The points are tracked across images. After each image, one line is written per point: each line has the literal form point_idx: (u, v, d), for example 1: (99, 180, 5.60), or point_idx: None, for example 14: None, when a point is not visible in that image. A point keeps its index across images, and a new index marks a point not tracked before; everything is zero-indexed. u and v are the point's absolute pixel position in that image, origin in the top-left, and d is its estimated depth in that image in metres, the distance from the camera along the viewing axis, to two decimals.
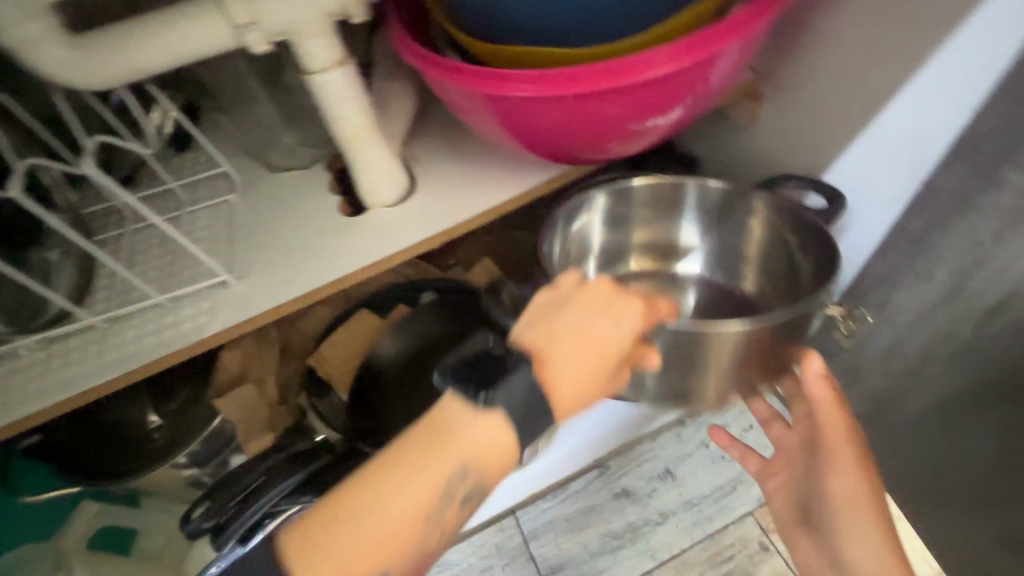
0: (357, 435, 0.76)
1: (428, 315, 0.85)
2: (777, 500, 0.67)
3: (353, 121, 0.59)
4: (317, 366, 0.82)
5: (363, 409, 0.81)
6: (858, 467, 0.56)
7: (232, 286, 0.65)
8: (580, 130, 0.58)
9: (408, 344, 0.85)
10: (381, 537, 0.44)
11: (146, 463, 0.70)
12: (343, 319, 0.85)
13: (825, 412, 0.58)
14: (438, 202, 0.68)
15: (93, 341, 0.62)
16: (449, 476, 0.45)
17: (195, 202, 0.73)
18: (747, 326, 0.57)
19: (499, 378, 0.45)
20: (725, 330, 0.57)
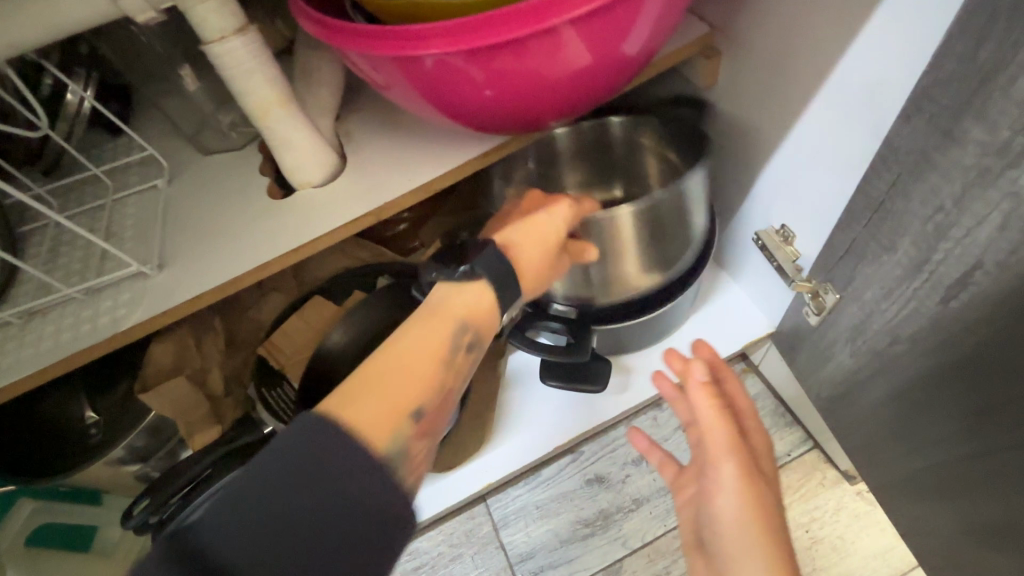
0: None
1: (387, 299, 0.81)
2: (684, 517, 0.62)
3: (262, 95, 0.55)
4: (269, 356, 0.78)
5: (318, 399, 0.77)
6: (739, 481, 0.55)
7: (153, 276, 0.61)
8: (510, 93, 0.53)
9: (367, 330, 0.80)
10: (407, 383, 0.45)
11: (81, 460, 0.67)
12: (296, 307, 0.82)
13: (708, 419, 0.58)
14: (370, 181, 0.64)
15: (10, 337, 0.59)
16: (454, 329, 0.48)
17: (122, 189, 0.69)
18: (634, 206, 0.60)
19: (475, 250, 0.51)
20: (616, 213, 0.60)
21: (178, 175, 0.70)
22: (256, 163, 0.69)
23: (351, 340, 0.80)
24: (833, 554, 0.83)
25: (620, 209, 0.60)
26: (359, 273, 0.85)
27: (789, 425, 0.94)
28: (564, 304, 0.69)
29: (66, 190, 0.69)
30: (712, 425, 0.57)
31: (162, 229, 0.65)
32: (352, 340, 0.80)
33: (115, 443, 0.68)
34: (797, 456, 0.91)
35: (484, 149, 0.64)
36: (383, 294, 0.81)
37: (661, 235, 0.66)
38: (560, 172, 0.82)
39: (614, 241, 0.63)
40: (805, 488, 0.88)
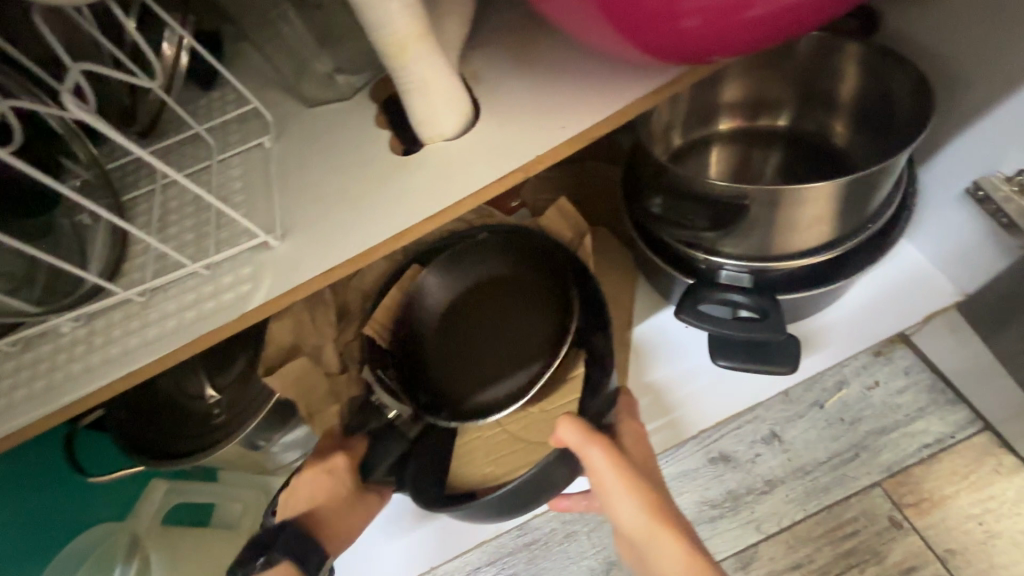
0: (424, 406, 0.68)
1: (498, 266, 0.73)
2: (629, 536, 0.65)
3: (400, 27, 0.45)
4: (376, 336, 0.70)
5: (427, 383, 0.70)
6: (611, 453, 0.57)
7: (275, 247, 0.55)
8: (714, 4, 0.41)
9: (477, 307, 0.73)
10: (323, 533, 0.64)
11: (208, 442, 0.64)
12: (395, 280, 0.73)
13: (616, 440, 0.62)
14: (512, 130, 0.54)
15: (134, 316, 0.55)
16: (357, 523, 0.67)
17: (226, 148, 0.62)
18: (840, 180, 0.50)
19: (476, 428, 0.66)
20: (814, 188, 0.50)
21: (284, 131, 0.62)
22: (371, 115, 0.61)
23: (460, 316, 0.73)
24: (1014, 549, 0.76)
25: (820, 184, 0.50)
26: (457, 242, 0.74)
27: (952, 403, 0.83)
28: (736, 268, 0.58)
29: (166, 152, 0.63)
30: (606, 471, 0.57)
31: (276, 194, 0.57)
32: (448, 306, 0.73)
33: (240, 425, 0.63)
34: (963, 439, 0.81)
35: (648, 88, 0.53)
36: (494, 265, 0.74)
37: (843, 217, 0.56)
38: (706, 116, 0.70)
39: (796, 219, 0.54)
40: (976, 475, 0.80)
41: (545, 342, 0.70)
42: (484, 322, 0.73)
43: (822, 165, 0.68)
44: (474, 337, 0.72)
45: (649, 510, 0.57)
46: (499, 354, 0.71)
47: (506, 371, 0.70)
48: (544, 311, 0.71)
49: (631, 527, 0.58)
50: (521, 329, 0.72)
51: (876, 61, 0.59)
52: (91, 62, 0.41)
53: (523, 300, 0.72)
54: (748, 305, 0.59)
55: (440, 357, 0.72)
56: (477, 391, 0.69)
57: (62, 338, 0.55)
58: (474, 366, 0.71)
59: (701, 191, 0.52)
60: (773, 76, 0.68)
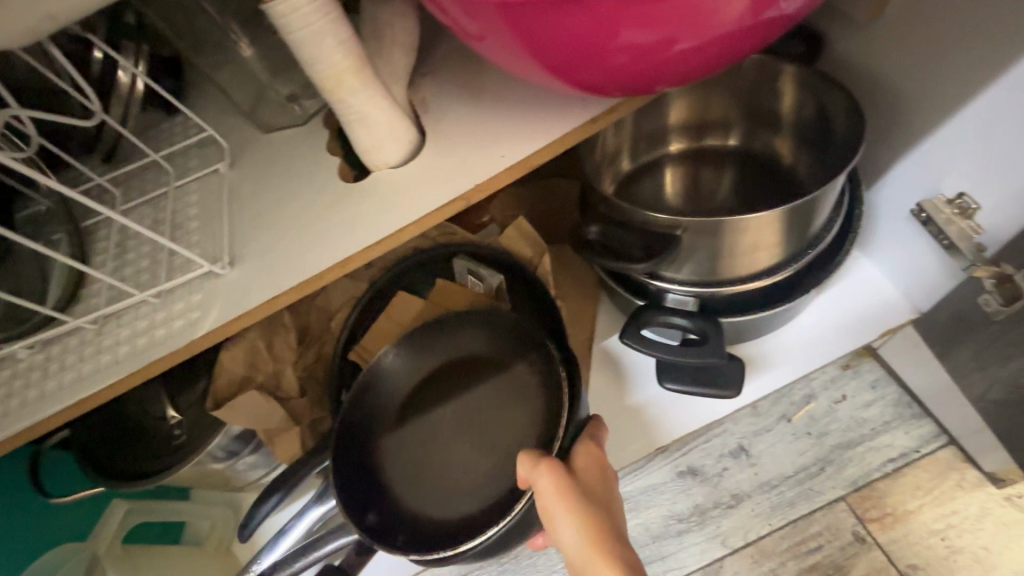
0: (378, 524, 0.62)
1: (472, 344, 0.68)
2: None
3: (334, 64, 0.46)
4: (361, 362, 0.74)
5: (379, 499, 0.63)
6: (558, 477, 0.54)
7: (224, 275, 0.56)
8: (637, 43, 0.42)
9: (441, 396, 0.67)
10: None
11: (168, 463, 0.65)
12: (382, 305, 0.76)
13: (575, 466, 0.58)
14: (454, 158, 0.55)
15: (88, 343, 0.56)
16: None
17: (183, 174, 0.63)
18: (774, 210, 0.51)
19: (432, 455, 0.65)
20: (749, 218, 0.51)
21: (239, 158, 0.63)
22: (322, 141, 0.62)
23: (429, 399, 0.67)
24: (975, 565, 0.76)
25: (753, 215, 0.51)
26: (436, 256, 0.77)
27: (917, 417, 0.83)
28: (682, 294, 0.59)
29: (126, 178, 0.64)
30: (552, 497, 0.53)
31: (227, 222, 0.58)
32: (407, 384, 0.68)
33: (196, 449, 0.64)
34: (927, 453, 0.81)
35: (587, 117, 0.54)
36: (457, 346, 0.68)
37: (786, 241, 0.56)
38: (661, 136, 0.71)
39: (738, 244, 0.54)
40: (939, 490, 0.80)
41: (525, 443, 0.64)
42: (451, 407, 0.67)
43: (775, 184, 0.68)
44: (438, 432, 0.66)
45: (591, 540, 0.52)
46: (464, 454, 0.65)
47: (475, 479, 0.64)
48: (517, 398, 0.66)
49: (574, 555, 0.53)
50: (494, 421, 0.66)
51: (816, 82, 0.60)
52: (22, 107, 0.43)
53: (493, 386, 0.67)
54: (691, 329, 0.60)
55: (398, 456, 0.65)
56: (437, 497, 0.64)
57: (18, 365, 0.56)
58: (438, 471, 0.65)
59: (638, 220, 0.53)
60: (726, 96, 0.68)
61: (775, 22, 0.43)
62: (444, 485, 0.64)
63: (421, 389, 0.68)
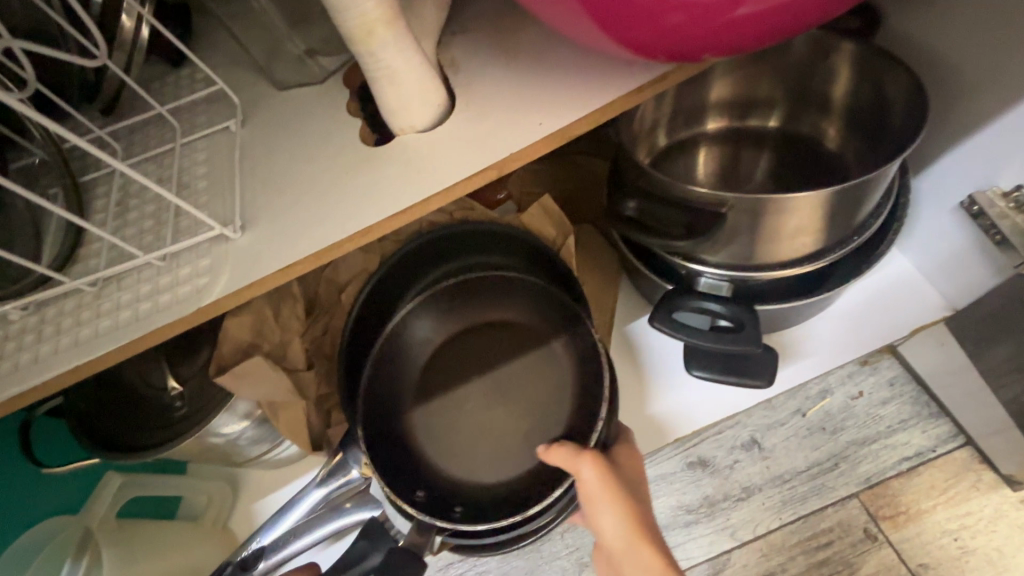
0: (434, 500, 0.62)
1: (503, 312, 0.70)
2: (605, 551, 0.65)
3: (365, 11, 0.42)
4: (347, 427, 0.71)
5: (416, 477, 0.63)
6: (600, 475, 0.55)
7: (236, 239, 0.52)
8: (699, 2, 0.38)
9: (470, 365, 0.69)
10: None
11: (168, 436, 0.62)
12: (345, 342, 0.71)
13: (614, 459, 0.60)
14: (484, 122, 0.51)
15: (86, 306, 0.52)
16: None
17: (191, 130, 0.58)
18: (823, 191, 0.48)
19: (478, 422, 0.67)
20: (797, 199, 0.48)
21: (252, 114, 0.59)
22: (342, 100, 0.58)
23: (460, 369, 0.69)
24: (988, 567, 0.75)
25: (802, 196, 0.48)
26: (450, 237, 0.76)
27: (934, 417, 0.82)
28: (717, 277, 0.57)
29: (128, 132, 0.60)
30: (595, 489, 0.55)
31: (239, 182, 0.54)
32: (443, 346, 0.70)
33: (199, 424, 0.61)
34: (943, 453, 0.80)
35: (631, 86, 0.50)
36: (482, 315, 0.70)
37: (831, 229, 0.53)
38: (699, 113, 0.68)
39: (781, 228, 0.51)
40: (954, 490, 0.79)
41: (558, 410, 0.65)
42: (483, 382, 0.68)
43: (816, 168, 0.65)
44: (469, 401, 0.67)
45: (630, 524, 0.56)
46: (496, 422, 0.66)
47: (516, 445, 0.65)
48: (551, 363, 0.67)
49: (611, 538, 0.57)
50: (529, 390, 0.67)
51: (874, 60, 0.56)
52: (19, 39, 0.39)
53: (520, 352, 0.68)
54: (725, 314, 0.57)
55: (436, 429, 0.66)
56: (478, 472, 0.64)
57: (12, 326, 0.53)
58: (477, 442, 0.66)
59: (679, 195, 0.50)
60: (769, 74, 0.65)
61: None
62: (490, 457, 0.65)
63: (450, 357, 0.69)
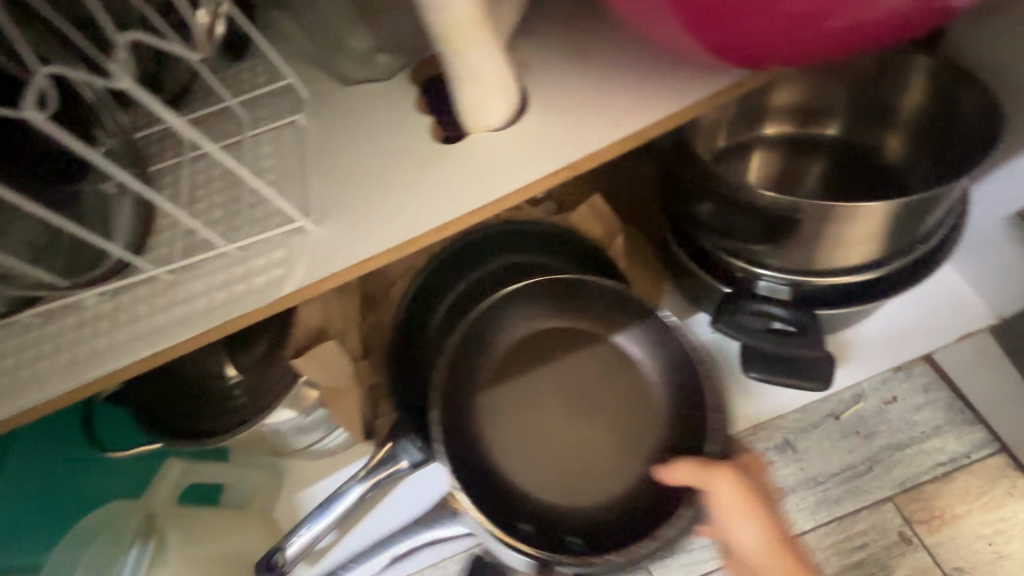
0: (537, 526, 0.64)
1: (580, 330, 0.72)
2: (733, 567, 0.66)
3: (458, 11, 0.43)
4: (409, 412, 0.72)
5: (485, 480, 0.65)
6: (734, 486, 0.58)
7: (311, 232, 0.53)
8: (792, 11, 0.40)
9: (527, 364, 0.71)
10: None
11: (229, 424, 0.63)
12: (403, 330, 0.74)
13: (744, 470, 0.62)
14: (558, 123, 0.52)
15: (160, 293, 0.53)
16: None
17: (257, 123, 0.59)
18: (892, 202, 0.48)
19: (568, 446, 0.68)
20: (868, 208, 0.49)
21: (319, 110, 0.60)
22: (410, 98, 0.58)
23: (541, 385, 0.70)
24: None
25: (872, 205, 0.49)
26: (482, 239, 0.77)
27: (969, 423, 0.82)
28: (778, 282, 0.58)
29: (194, 123, 0.61)
30: (731, 501, 0.58)
31: (313, 175, 0.55)
32: (519, 353, 0.71)
33: (262, 411, 0.63)
34: (977, 459, 0.81)
35: (705, 92, 0.51)
36: (541, 323, 0.72)
37: (892, 238, 0.54)
38: (755, 118, 0.69)
39: (846, 235, 0.52)
40: (988, 496, 0.80)
41: (645, 434, 0.69)
42: (565, 403, 0.69)
43: (870, 175, 0.68)
44: (541, 409, 0.69)
45: (769, 534, 0.58)
46: (574, 427, 0.69)
47: (606, 467, 0.68)
48: (635, 389, 0.70)
49: (750, 554, 0.59)
50: (611, 411, 0.70)
51: (944, 73, 0.58)
52: (144, 32, 0.39)
53: (581, 352, 0.71)
54: (787, 319, 0.59)
55: (524, 452, 0.67)
56: (569, 495, 0.66)
57: (86, 312, 0.53)
58: (565, 463, 0.68)
59: (750, 201, 0.52)
60: (827, 82, 0.67)
61: (932, 12, 0.41)
62: (580, 480, 0.67)
63: (513, 369, 0.71)
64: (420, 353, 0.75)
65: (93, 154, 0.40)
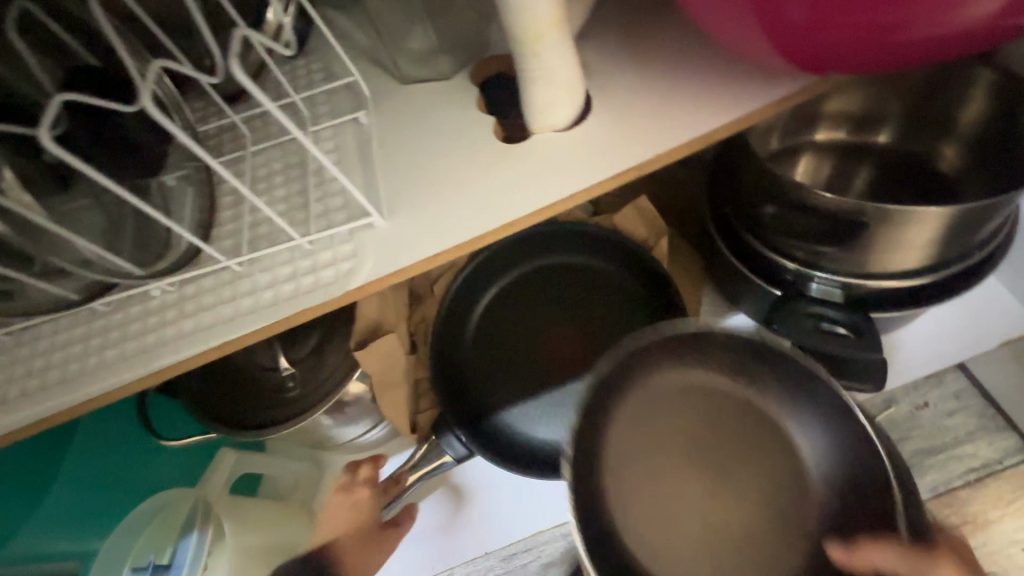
0: None
1: (718, 378, 0.57)
2: None
3: (542, 13, 0.44)
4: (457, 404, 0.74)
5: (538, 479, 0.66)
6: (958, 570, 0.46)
7: (378, 226, 0.54)
8: (871, 23, 0.41)
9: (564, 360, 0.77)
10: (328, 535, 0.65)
11: (283, 415, 0.64)
12: (443, 324, 0.76)
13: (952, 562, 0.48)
14: (623, 124, 0.53)
15: (227, 284, 0.54)
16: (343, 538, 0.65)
17: (318, 118, 0.59)
18: (956, 208, 0.49)
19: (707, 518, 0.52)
20: (931, 212, 0.50)
21: (380, 108, 0.61)
22: (471, 98, 0.60)
23: (669, 450, 0.54)
24: None
25: (935, 210, 0.50)
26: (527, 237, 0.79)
27: (1001, 430, 0.83)
28: (832, 284, 0.59)
29: (255, 118, 0.61)
30: None
31: (379, 171, 0.56)
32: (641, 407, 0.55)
33: (315, 403, 0.63)
34: (1010, 465, 0.82)
35: (770, 97, 0.52)
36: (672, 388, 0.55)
37: (948, 245, 0.55)
38: (804, 122, 0.72)
39: (904, 240, 0.53)
40: (1022, 502, 0.80)
41: (801, 515, 0.53)
42: (700, 471, 0.53)
43: (912, 180, 0.70)
44: (682, 483, 0.53)
45: None
46: (716, 505, 0.52)
47: (752, 558, 0.51)
48: (785, 454, 0.55)
49: None
50: (754, 483, 0.54)
51: (994, 86, 0.61)
52: (253, 30, 0.43)
53: (723, 416, 0.56)
54: (841, 321, 0.60)
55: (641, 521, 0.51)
56: None
57: (152, 302, 0.54)
58: (696, 537, 0.51)
59: (809, 202, 0.53)
60: (875, 90, 0.69)
61: (1005, 29, 0.42)
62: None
63: (643, 439, 0.54)
64: (460, 345, 0.77)
65: (185, 138, 0.43)
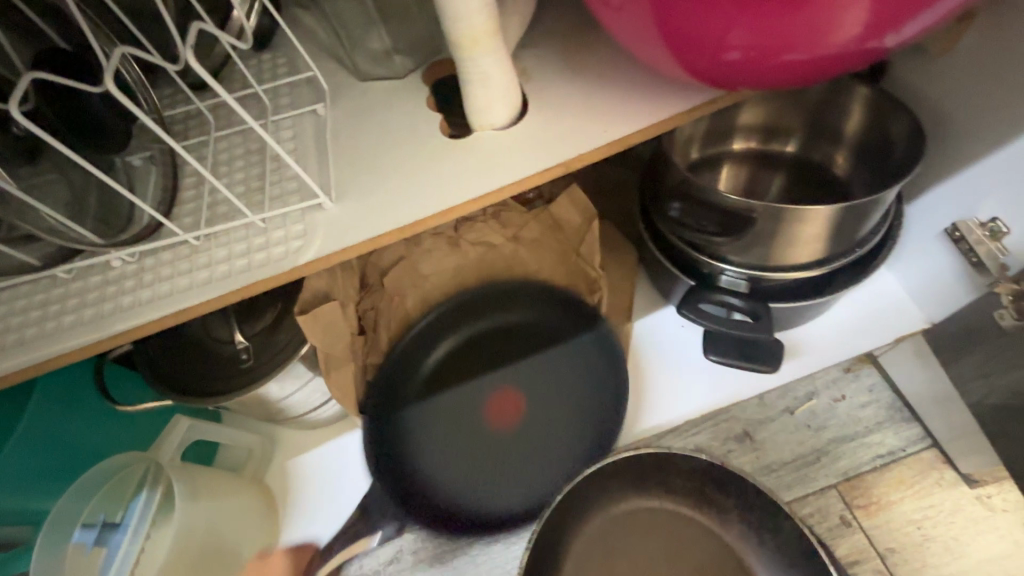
0: None
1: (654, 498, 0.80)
2: None
3: (476, 23, 0.50)
4: None
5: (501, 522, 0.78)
6: None
7: (328, 209, 0.59)
8: (755, 45, 0.47)
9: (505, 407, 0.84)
10: None
11: (235, 385, 0.67)
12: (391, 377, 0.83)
13: None
14: (555, 126, 0.59)
15: (185, 257, 0.58)
16: None
17: (278, 109, 0.64)
18: (833, 207, 0.56)
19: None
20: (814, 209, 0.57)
21: (337, 101, 0.65)
22: (421, 96, 0.65)
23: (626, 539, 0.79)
24: (945, 554, 0.84)
25: (816, 208, 0.57)
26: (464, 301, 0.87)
27: (906, 420, 0.91)
28: (736, 275, 0.66)
29: (220, 106, 0.66)
30: None
31: (332, 159, 0.61)
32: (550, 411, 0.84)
33: (267, 372, 0.67)
34: (912, 452, 0.90)
35: (683, 107, 0.58)
36: (624, 503, 0.80)
37: (834, 240, 0.63)
38: (727, 133, 0.80)
39: (795, 235, 0.60)
40: (920, 485, 0.88)
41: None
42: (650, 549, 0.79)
43: (820, 187, 0.77)
44: None
45: None
46: None
47: None
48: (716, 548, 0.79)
49: None
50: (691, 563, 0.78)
51: (883, 105, 0.68)
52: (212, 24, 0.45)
53: (674, 534, 0.80)
54: (742, 307, 0.68)
55: None
56: None
57: (111, 272, 0.58)
58: None
59: (713, 200, 0.60)
60: (792, 107, 0.77)
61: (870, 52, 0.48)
62: None
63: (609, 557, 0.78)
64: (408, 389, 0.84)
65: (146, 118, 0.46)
